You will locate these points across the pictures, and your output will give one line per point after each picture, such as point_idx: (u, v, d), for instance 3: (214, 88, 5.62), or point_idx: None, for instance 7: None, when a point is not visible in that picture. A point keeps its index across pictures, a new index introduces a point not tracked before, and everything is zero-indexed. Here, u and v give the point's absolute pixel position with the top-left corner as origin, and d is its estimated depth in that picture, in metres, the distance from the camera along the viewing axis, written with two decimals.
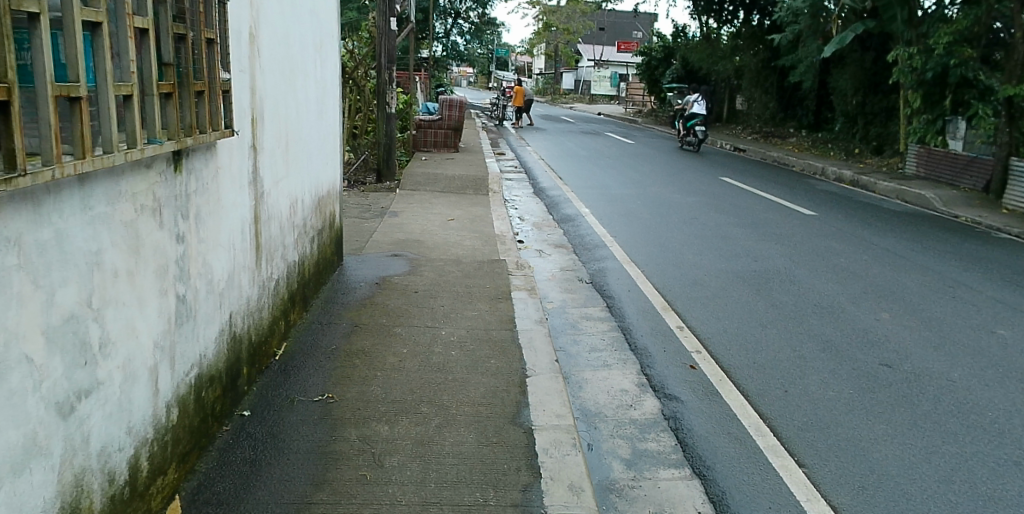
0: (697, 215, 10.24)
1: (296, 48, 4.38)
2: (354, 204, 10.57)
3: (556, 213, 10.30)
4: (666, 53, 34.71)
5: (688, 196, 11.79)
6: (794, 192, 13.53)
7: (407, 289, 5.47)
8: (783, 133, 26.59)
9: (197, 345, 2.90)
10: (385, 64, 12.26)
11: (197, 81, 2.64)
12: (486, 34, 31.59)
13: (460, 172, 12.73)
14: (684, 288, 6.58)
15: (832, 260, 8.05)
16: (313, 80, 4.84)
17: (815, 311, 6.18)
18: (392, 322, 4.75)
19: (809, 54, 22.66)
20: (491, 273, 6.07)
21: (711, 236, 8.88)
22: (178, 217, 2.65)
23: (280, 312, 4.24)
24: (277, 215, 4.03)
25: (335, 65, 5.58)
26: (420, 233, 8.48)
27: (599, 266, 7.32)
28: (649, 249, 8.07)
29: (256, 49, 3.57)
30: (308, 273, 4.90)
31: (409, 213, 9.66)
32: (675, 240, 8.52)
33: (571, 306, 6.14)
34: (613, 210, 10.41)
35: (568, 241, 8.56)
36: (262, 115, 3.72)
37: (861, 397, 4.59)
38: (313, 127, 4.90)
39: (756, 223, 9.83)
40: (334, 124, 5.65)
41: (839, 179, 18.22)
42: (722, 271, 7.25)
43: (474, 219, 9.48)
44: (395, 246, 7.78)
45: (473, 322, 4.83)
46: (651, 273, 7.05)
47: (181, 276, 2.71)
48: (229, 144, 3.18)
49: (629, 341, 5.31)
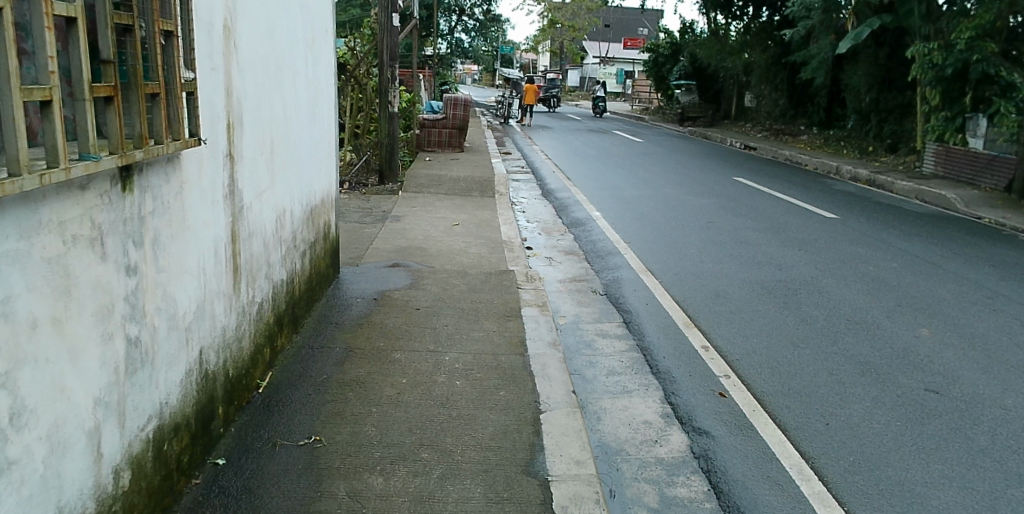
0: (712, 219, 9.78)
1: (283, 44, 3.95)
2: (355, 207, 10.15)
3: (565, 217, 9.85)
4: (674, 49, 34.18)
5: (702, 198, 11.33)
6: (810, 193, 13.05)
7: (407, 306, 5.03)
8: (793, 131, 26.06)
9: (155, 393, 2.46)
10: (388, 61, 11.82)
11: (148, 81, 2.21)
12: (491, 31, 31.13)
13: (465, 173, 12.29)
14: (705, 301, 6.12)
15: (860, 268, 7.58)
16: (304, 80, 4.42)
17: (848, 327, 5.72)
18: (391, 345, 4.31)
19: (821, 50, 22.03)
20: (498, 286, 5.62)
21: (729, 241, 8.42)
22: (128, 245, 2.21)
23: (264, 339, 3.80)
24: (261, 231, 3.61)
25: (331, 63, 5.17)
26: (422, 239, 8.03)
27: (614, 275, 6.88)
28: (666, 256, 7.62)
29: (233, 44, 3.14)
30: (298, 291, 4.48)
31: (411, 218, 9.22)
32: (692, 246, 8.06)
33: (585, 322, 5.69)
34: (624, 214, 9.95)
35: (579, 247, 8.11)
36: (241, 119, 3.28)
37: (910, 431, 4.12)
38: (304, 131, 4.47)
39: (775, 227, 9.36)
40: (330, 128, 5.23)
41: (854, 178, 17.71)
42: (745, 281, 6.79)
43: (480, 224, 9.04)
44: (397, 254, 7.35)
45: (479, 346, 4.38)
46: (668, 283, 6.60)
47: (133, 314, 2.27)
48: (197, 154, 2.74)
49: (650, 363, 4.87)
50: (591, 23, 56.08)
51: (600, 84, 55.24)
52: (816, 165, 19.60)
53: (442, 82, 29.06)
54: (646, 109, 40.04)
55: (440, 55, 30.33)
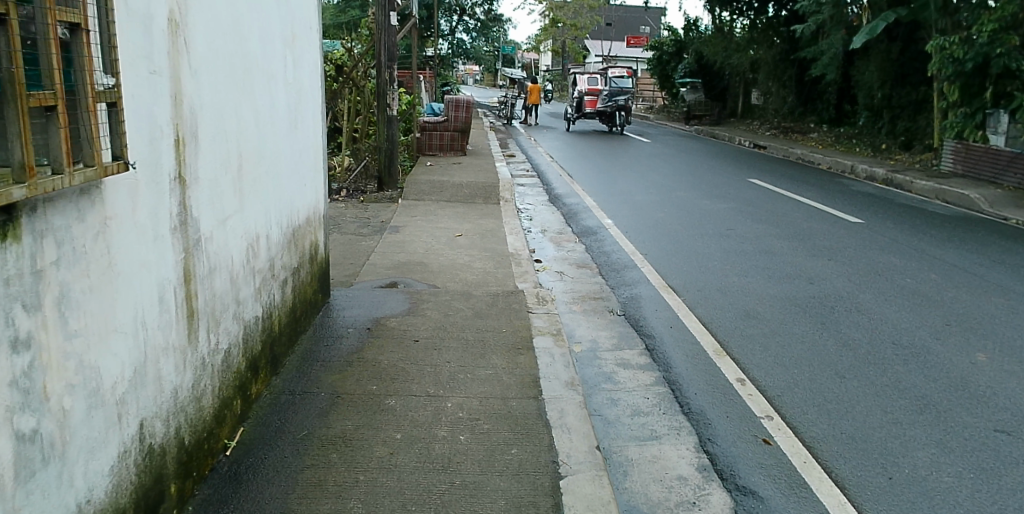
0: (732, 225, 9.19)
1: (253, 41, 3.37)
2: (352, 217, 9.58)
3: (575, 225, 9.27)
4: (678, 47, 33.45)
5: (718, 202, 10.76)
6: (830, 195, 12.45)
7: (404, 338, 4.45)
8: (803, 129, 25.38)
9: (66, 495, 1.90)
10: (386, 62, 11.26)
11: (36, 93, 1.65)
12: (492, 31, 30.56)
13: (468, 178, 11.72)
14: (735, 325, 5.53)
15: (897, 280, 7.00)
16: (282, 83, 3.87)
17: (896, 353, 5.13)
18: (384, 389, 3.75)
19: (832, 45, 21.44)
20: (507, 312, 5.03)
21: (752, 251, 7.82)
22: (16, 310, 1.65)
23: (233, 389, 3.22)
24: (226, 265, 3.04)
25: (316, 66, 4.62)
26: (423, 253, 7.44)
27: (631, 293, 6.30)
28: (686, 269, 7.04)
29: (183, 41, 2.57)
30: (278, 326, 3.90)
31: (411, 229, 8.63)
32: (713, 257, 7.48)
33: (602, 350, 5.11)
34: (638, 221, 9.35)
35: (592, 260, 7.54)
36: (196, 134, 2.70)
37: (988, 485, 3.54)
38: (283, 142, 3.89)
39: (799, 234, 8.78)
40: (316, 138, 4.68)
41: (870, 177, 17.10)
42: (775, 299, 6.21)
43: (485, 234, 8.47)
44: (395, 271, 6.79)
45: (486, 388, 3.80)
46: (691, 302, 6.02)
47: (28, 401, 1.72)
48: (128, 182, 2.17)
49: (680, 402, 4.30)
50: (594, 21, 55.35)
51: None
52: (830, 164, 19.00)
53: (444, 84, 28.46)
54: (650, 108, 39.50)
55: (441, 56, 29.73)
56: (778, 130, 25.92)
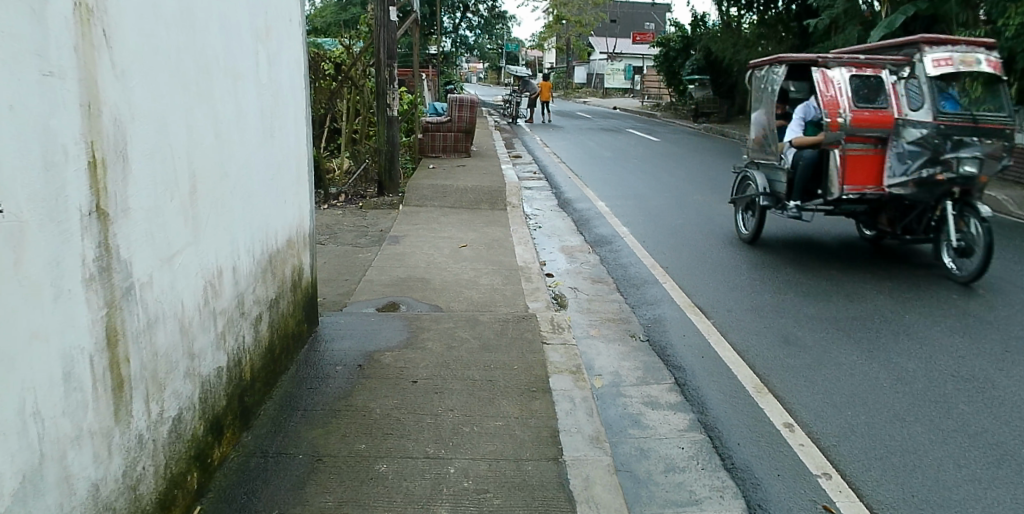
0: (756, 233, 8.57)
1: (210, 34, 2.76)
2: (349, 226, 8.98)
3: (587, 233, 8.65)
4: (685, 43, 32.65)
5: (739, 207, 10.15)
6: None
7: (401, 379, 3.85)
8: None
9: None
10: (385, 59, 10.68)
11: None
12: (496, 28, 30.01)
13: (473, 181, 11.12)
14: (774, 354, 4.92)
15: (943, 296, 6.39)
16: (253, 85, 3.28)
17: (958, 387, 4.52)
18: (375, 450, 3.13)
19: (846, 40, 20.48)
20: (518, 343, 4.43)
21: (781, 263, 7.22)
22: None
23: (187, 462, 2.61)
24: (174, 313, 2.45)
25: (298, 65, 4.03)
26: (424, 268, 6.84)
27: (654, 315, 5.68)
28: (712, 284, 6.43)
29: (102, 34, 1.97)
30: (250, 372, 3.31)
31: (412, 239, 8.04)
32: (740, 271, 6.87)
33: (626, 385, 4.50)
34: (655, 229, 8.73)
35: (608, 274, 6.92)
36: (126, 154, 2.11)
37: None
38: (254, 155, 3.28)
39: (829, 243, 8.17)
40: (300, 147, 4.10)
41: None
42: (814, 320, 5.60)
43: (491, 244, 7.87)
44: (394, 288, 6.20)
45: (496, 445, 3.20)
46: (721, 325, 5.40)
47: None
48: (5, 228, 1.57)
49: (722, 455, 3.69)
50: (599, 18, 54.61)
51: (610, 80, 54.00)
52: None
53: (447, 83, 27.88)
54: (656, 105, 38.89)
55: (444, 54, 29.11)
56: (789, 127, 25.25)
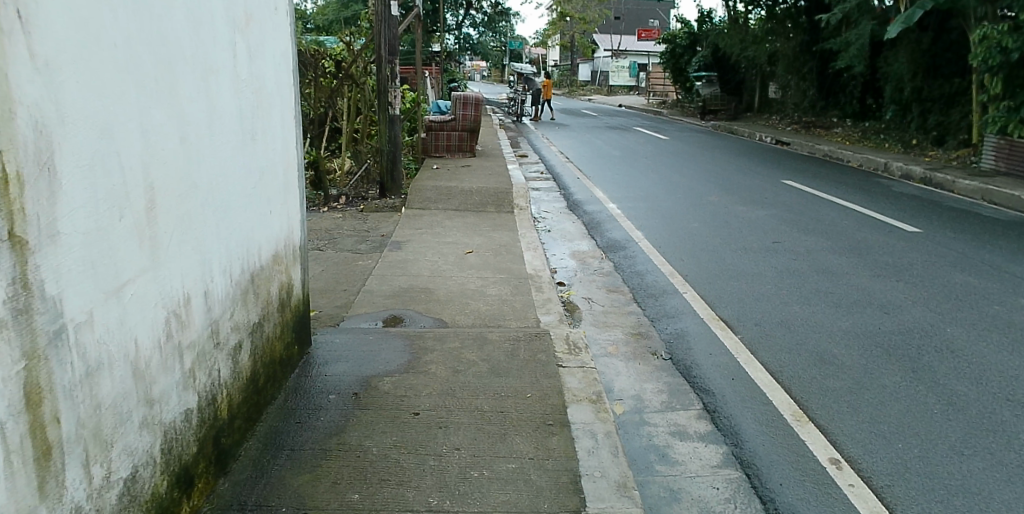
0: (777, 237, 8.14)
1: (172, 21, 2.33)
2: (349, 230, 8.58)
3: (599, 237, 8.22)
4: (691, 40, 32.15)
5: (757, 209, 9.71)
6: (873, 198, 11.38)
7: (400, 410, 3.43)
8: (825, 123, 24.18)
9: None
10: (387, 56, 10.28)
11: None
12: (500, 25, 29.59)
13: (478, 182, 10.70)
14: (811, 376, 4.50)
15: (982, 306, 5.95)
16: (231, 80, 2.88)
17: (1015, 413, 4.08)
18: (370, 502, 2.72)
19: (859, 36, 19.92)
20: (531, 366, 4.01)
21: (808, 271, 6.79)
22: None
23: None
24: (125, 354, 2.04)
25: (286, 59, 3.64)
26: (428, 276, 6.44)
27: (676, 329, 5.27)
28: (736, 294, 5.99)
29: (15, 15, 1.55)
30: (227, 410, 2.89)
31: (414, 245, 7.63)
32: (764, 279, 6.45)
33: (650, 412, 4.09)
34: (669, 232, 8.30)
35: (623, 283, 6.50)
36: (53, 168, 1.70)
37: None
38: (230, 162, 2.86)
39: (855, 248, 7.73)
40: (289, 150, 3.70)
41: (906, 176, 15.96)
42: (850, 336, 5.18)
43: (499, 250, 7.46)
44: (396, 299, 5.79)
45: (509, 495, 2.79)
46: (749, 342, 4.98)
47: None
48: None
49: (763, 498, 3.26)
50: (603, 15, 54.22)
51: (614, 78, 53.59)
52: (860, 162, 17.87)
53: (451, 80, 27.52)
54: (662, 103, 38.40)
55: (447, 51, 28.75)
56: (799, 124, 24.72)
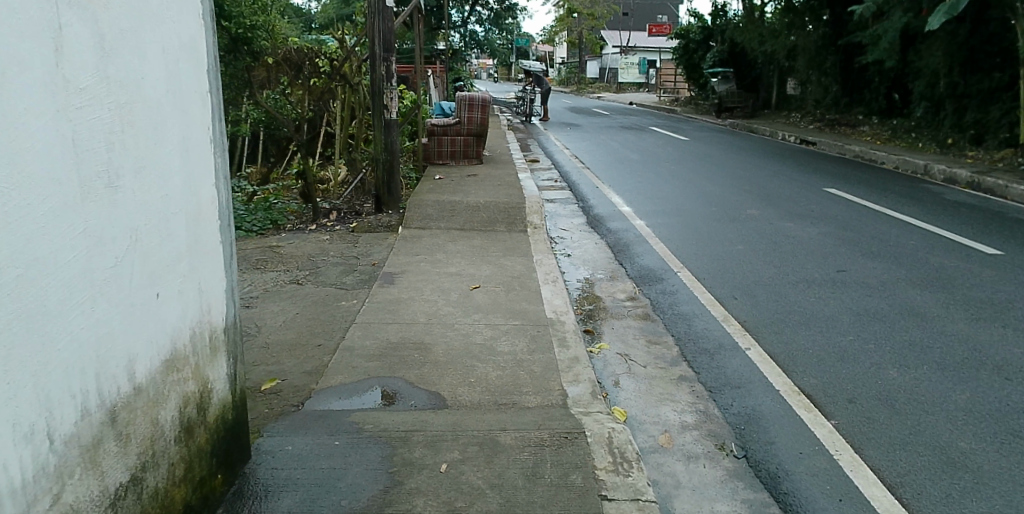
0: (840, 264, 6.87)
1: None
2: (335, 257, 7.34)
3: (629, 264, 6.97)
4: (705, 34, 30.75)
5: (806, 225, 8.44)
6: (929, 209, 10.08)
7: None
8: (850, 121, 22.63)
9: None
10: (381, 53, 9.07)
11: None
12: (507, 22, 28.27)
13: (486, 194, 9.47)
14: (946, 495, 3.25)
15: None
16: (51, 93, 1.65)
17: None
18: None
19: (890, 28, 18.31)
20: (563, 498, 2.78)
21: (892, 313, 5.51)
22: None
23: None
24: None
25: (189, 53, 2.39)
26: (424, 325, 5.20)
27: (746, 409, 4.02)
28: (813, 351, 4.74)
29: None
30: None
31: (410, 277, 6.40)
32: (842, 327, 5.18)
33: None
34: (711, 257, 7.05)
35: (667, 330, 5.25)
36: None
37: None
38: (49, 241, 1.65)
39: (936, 279, 6.44)
40: (200, 191, 2.46)
41: (950, 179, 14.59)
42: (975, 420, 3.91)
43: (512, 284, 6.22)
44: (383, 361, 4.56)
45: None
46: (847, 435, 3.73)
47: None
48: None
49: None
50: (610, 10, 52.94)
51: (622, 75, 52.32)
52: (896, 164, 16.49)
53: (456, 79, 26.34)
54: (675, 100, 37.07)
55: (452, 49, 27.58)
56: (822, 122, 23.24)
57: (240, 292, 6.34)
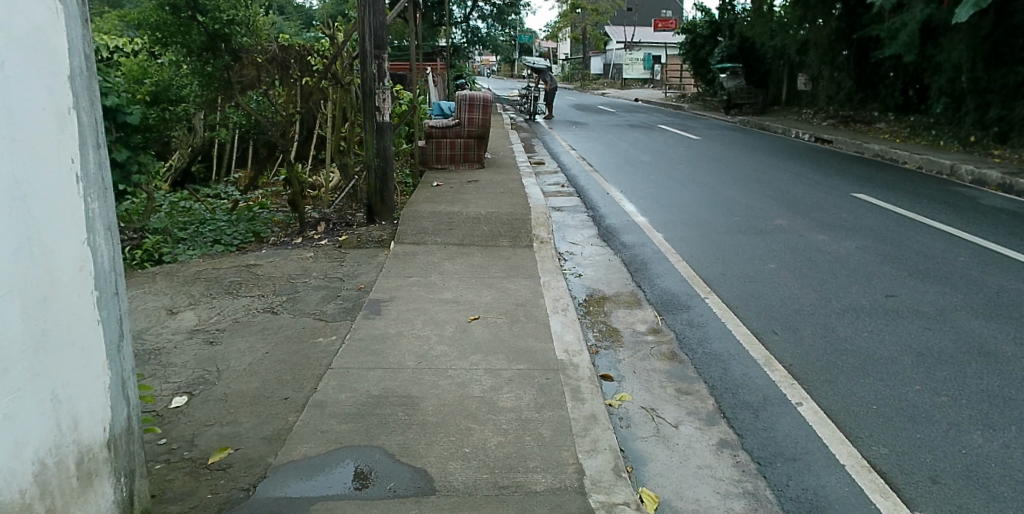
0: (887, 287, 6.05)
1: None
2: (318, 279, 6.54)
3: (648, 288, 6.16)
4: (713, 29, 29.82)
5: (840, 239, 7.61)
6: (970, 217, 9.23)
7: None
8: (866, 118, 21.74)
9: None
10: (372, 51, 8.26)
11: None
12: (510, 17, 27.33)
13: (488, 203, 8.66)
14: None
15: None
16: None
17: None
18: None
19: (911, 20, 17.29)
20: None
21: (961, 353, 4.70)
22: None
23: None
24: None
25: (25, 103, 1.81)
26: (414, 371, 4.40)
27: (808, 495, 3.24)
28: (877, 408, 3.95)
29: None
30: None
31: (400, 305, 5.61)
32: (906, 372, 4.38)
33: None
34: (740, 278, 6.25)
35: (700, 376, 4.44)
36: None
37: None
38: None
39: (1002, 306, 5.61)
40: (53, 280, 1.90)
41: (980, 180, 13.69)
42: None
43: (516, 314, 5.42)
44: (359, 422, 3.76)
45: None
46: None
47: None
48: None
49: None
50: (616, 5, 51.96)
51: (628, 71, 51.39)
52: (920, 164, 15.58)
53: (458, 77, 25.47)
54: (683, 95, 36.13)
55: (454, 46, 26.69)
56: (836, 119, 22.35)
57: (205, 323, 5.53)
